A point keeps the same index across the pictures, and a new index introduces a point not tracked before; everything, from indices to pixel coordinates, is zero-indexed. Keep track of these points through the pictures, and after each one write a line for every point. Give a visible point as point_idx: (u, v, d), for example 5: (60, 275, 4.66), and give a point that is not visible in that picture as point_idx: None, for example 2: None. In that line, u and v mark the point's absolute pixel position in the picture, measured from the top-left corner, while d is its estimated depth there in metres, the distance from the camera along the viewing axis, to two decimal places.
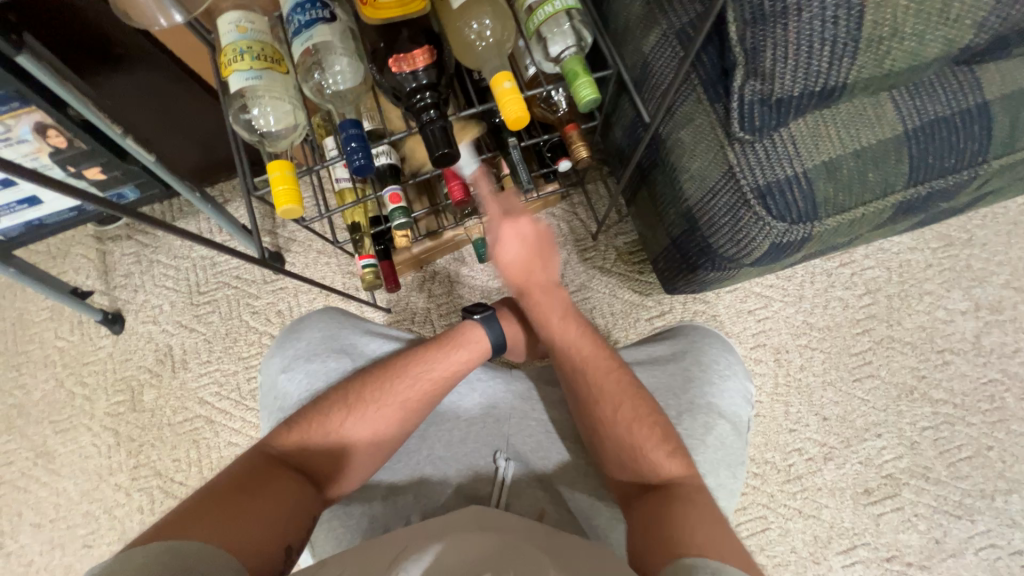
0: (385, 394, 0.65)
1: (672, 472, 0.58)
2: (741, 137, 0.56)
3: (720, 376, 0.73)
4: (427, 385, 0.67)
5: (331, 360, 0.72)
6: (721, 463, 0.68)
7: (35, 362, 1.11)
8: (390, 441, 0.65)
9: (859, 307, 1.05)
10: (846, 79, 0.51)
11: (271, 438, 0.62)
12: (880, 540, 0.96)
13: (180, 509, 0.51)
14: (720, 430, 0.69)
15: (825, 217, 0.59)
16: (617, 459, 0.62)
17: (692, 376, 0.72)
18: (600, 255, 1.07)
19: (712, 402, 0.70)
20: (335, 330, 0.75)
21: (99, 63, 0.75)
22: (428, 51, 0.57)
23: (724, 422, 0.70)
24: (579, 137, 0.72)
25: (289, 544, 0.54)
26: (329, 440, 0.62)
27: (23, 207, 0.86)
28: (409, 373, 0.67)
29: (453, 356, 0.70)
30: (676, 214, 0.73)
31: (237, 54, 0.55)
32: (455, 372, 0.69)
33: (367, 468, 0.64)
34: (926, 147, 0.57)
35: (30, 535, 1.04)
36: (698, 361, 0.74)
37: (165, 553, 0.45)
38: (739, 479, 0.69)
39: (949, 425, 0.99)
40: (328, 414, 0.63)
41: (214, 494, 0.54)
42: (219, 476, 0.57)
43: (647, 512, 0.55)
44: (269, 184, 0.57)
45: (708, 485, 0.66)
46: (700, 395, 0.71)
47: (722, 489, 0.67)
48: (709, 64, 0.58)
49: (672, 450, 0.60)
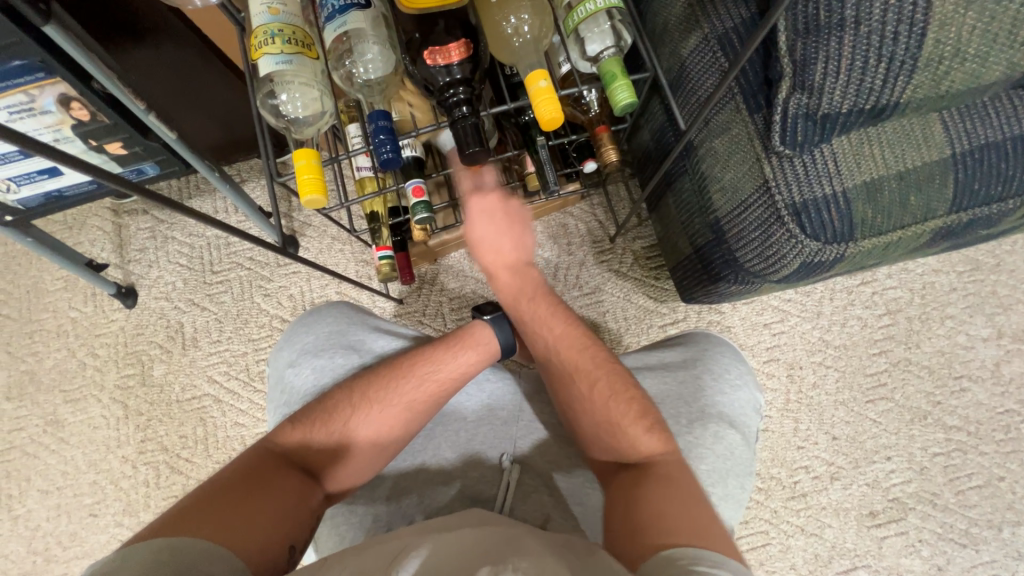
0: (392, 393, 0.65)
1: (653, 450, 0.57)
2: (781, 152, 0.54)
3: (731, 385, 0.72)
4: (433, 386, 0.66)
5: (338, 356, 0.72)
6: (728, 474, 0.67)
7: (48, 331, 1.11)
8: (394, 441, 0.64)
9: (878, 328, 1.03)
10: (899, 99, 0.49)
11: (277, 434, 0.62)
12: (881, 563, 0.95)
13: (182, 505, 0.52)
14: (729, 440, 0.68)
15: (860, 238, 0.57)
16: (597, 438, 0.61)
17: (703, 385, 0.71)
18: (616, 258, 1.06)
19: (722, 412, 0.69)
20: (343, 326, 0.74)
21: (125, 36, 0.74)
22: (465, 45, 0.55)
23: (734, 432, 0.69)
24: (610, 140, 0.70)
25: (291, 544, 0.54)
26: (333, 438, 0.62)
27: (43, 177, 0.86)
28: (415, 373, 0.66)
29: (461, 357, 0.69)
30: (702, 224, 0.71)
31: (268, 37, 0.53)
32: (462, 374, 0.68)
33: (370, 468, 0.64)
34: (973, 172, 0.55)
35: (38, 500, 1.06)
36: (709, 370, 0.72)
37: (166, 550, 0.45)
38: (746, 490, 0.68)
39: (960, 453, 0.98)
40: (333, 411, 0.63)
41: (216, 491, 0.54)
42: (223, 471, 0.57)
43: (628, 493, 0.54)
44: (294, 172, 0.56)
45: (715, 496, 0.66)
46: (711, 404, 0.70)
47: (729, 502, 0.66)
48: (752, 74, 0.56)
49: (651, 427, 0.58)
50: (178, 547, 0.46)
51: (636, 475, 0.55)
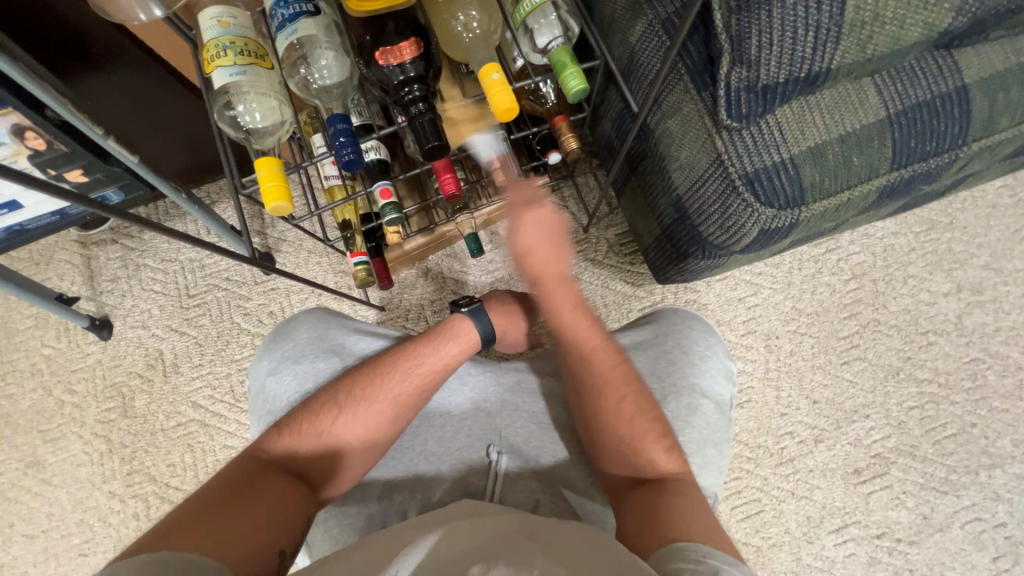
0: (376, 390, 0.65)
1: (669, 469, 0.59)
2: (729, 125, 0.57)
3: (702, 357, 0.73)
4: (417, 380, 0.67)
5: (319, 360, 0.72)
6: (705, 442, 0.69)
7: (22, 371, 1.08)
8: (383, 436, 0.65)
9: (846, 292, 1.06)
10: (830, 65, 0.51)
11: (262, 442, 0.61)
12: (870, 518, 0.98)
13: (169, 520, 0.51)
14: (704, 410, 0.70)
15: (812, 202, 0.60)
16: (614, 454, 0.62)
17: (674, 359, 0.73)
18: (591, 247, 1.08)
19: (695, 383, 0.71)
20: (323, 329, 0.74)
21: (77, 62, 0.73)
22: (416, 43, 0.57)
23: (707, 401, 0.71)
24: (568, 129, 0.72)
25: (282, 549, 0.54)
26: (320, 440, 0.62)
27: (2, 212, 0.83)
28: (398, 368, 0.67)
29: (442, 349, 0.70)
30: (666, 204, 0.73)
31: (220, 50, 0.54)
32: (445, 365, 0.69)
33: (361, 467, 0.64)
34: (908, 131, 0.58)
35: (23, 546, 1.03)
36: (679, 344, 0.74)
37: (157, 562, 0.45)
38: (725, 456, 0.70)
39: (934, 404, 1.02)
40: (318, 414, 0.63)
41: (202, 503, 0.53)
42: (211, 483, 0.57)
43: (646, 502, 0.56)
44: (257, 181, 0.56)
45: (695, 465, 0.68)
46: (683, 376, 0.71)
47: (710, 470, 0.69)
48: (696, 53, 0.58)
49: (669, 447, 0.60)
50: (165, 559, 0.46)
51: (653, 488, 0.57)
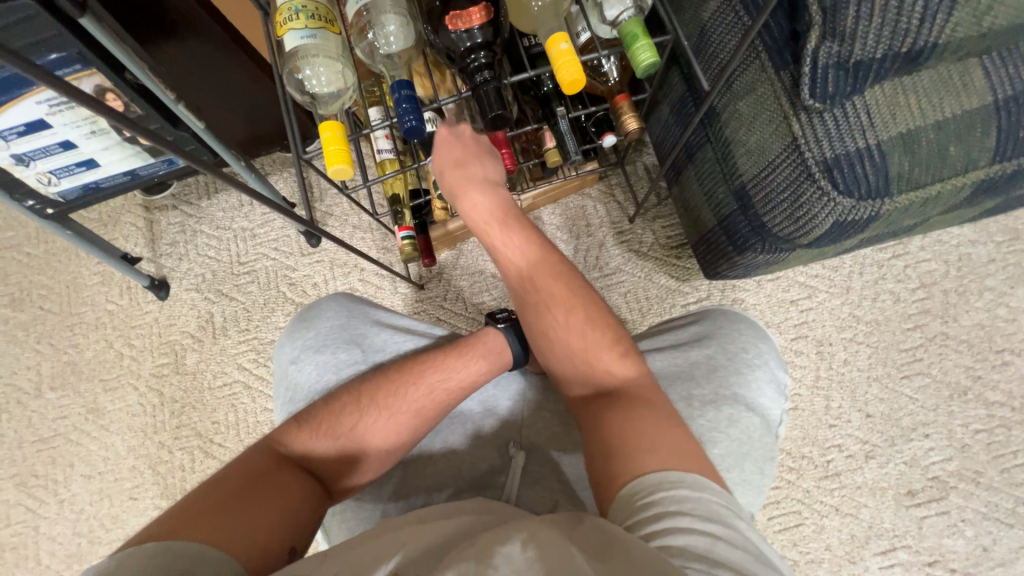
0: (400, 399, 0.64)
1: (627, 378, 0.57)
2: (811, 106, 0.53)
3: (748, 365, 0.69)
4: (441, 395, 0.66)
5: (341, 352, 0.72)
6: (745, 458, 0.64)
7: (87, 323, 1.16)
8: (403, 446, 0.64)
9: (912, 302, 0.99)
10: (937, 40, 0.47)
11: (281, 433, 0.61)
12: (921, 544, 0.92)
13: (183, 505, 0.51)
14: (746, 423, 0.66)
15: (897, 195, 0.55)
16: (574, 370, 0.61)
17: (716, 365, 0.69)
18: (636, 239, 1.05)
19: (738, 393, 0.67)
20: (346, 320, 0.75)
21: (156, 29, 0.76)
22: (485, 8, 0.55)
23: (752, 415, 0.66)
24: (630, 108, 0.69)
25: (294, 545, 0.54)
26: (339, 443, 0.62)
27: (81, 169, 0.86)
28: (424, 381, 0.66)
29: (470, 366, 0.68)
30: (727, 192, 0.70)
31: (293, 13, 0.55)
32: (470, 382, 0.68)
33: (375, 472, 0.64)
34: (1016, 119, 0.53)
35: (81, 485, 1.10)
36: (724, 349, 0.70)
37: (161, 554, 0.44)
38: (767, 475, 0.66)
39: (1004, 429, 0.94)
40: (339, 413, 0.63)
41: (217, 495, 0.53)
42: (226, 469, 0.57)
43: (602, 416, 0.54)
44: (321, 143, 0.56)
45: (732, 480, 0.64)
46: (725, 385, 0.68)
47: (748, 486, 0.64)
48: (777, 30, 0.54)
49: (625, 356, 0.59)
50: (178, 549, 0.46)
51: (612, 400, 0.55)
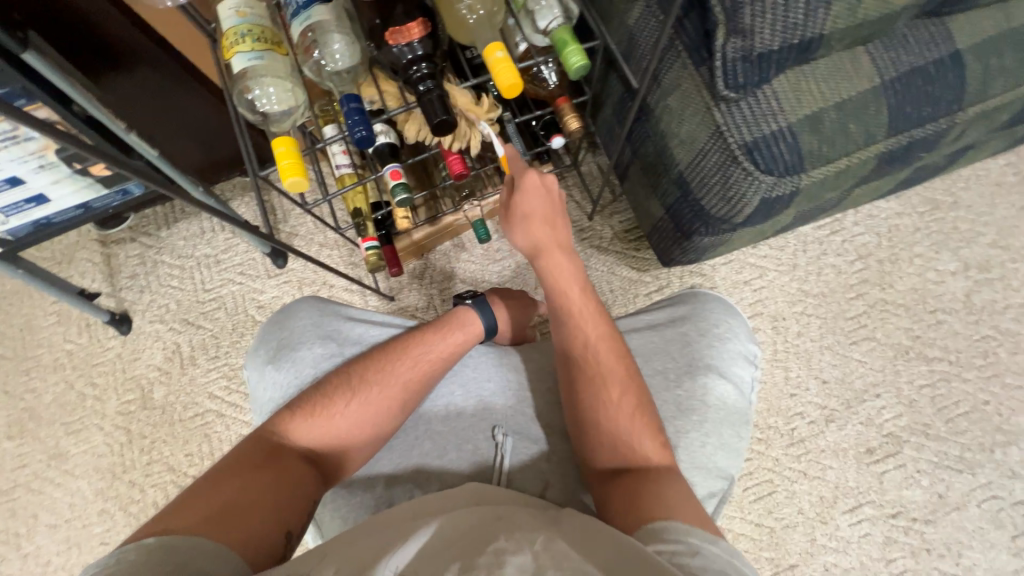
0: (388, 375, 0.66)
1: (661, 462, 0.57)
2: (727, 96, 0.58)
3: (721, 339, 0.73)
4: (427, 366, 0.69)
5: (316, 346, 0.73)
6: (723, 423, 0.69)
7: (45, 366, 1.12)
8: (394, 421, 0.66)
9: (852, 273, 1.07)
10: (822, 31, 0.53)
11: (271, 424, 0.62)
12: (884, 498, 0.98)
13: (176, 503, 0.51)
14: (720, 391, 0.70)
15: (811, 170, 0.62)
16: (607, 443, 0.59)
17: (690, 340, 0.73)
18: (597, 235, 1.10)
19: (712, 363, 0.71)
20: (318, 317, 0.76)
21: (103, 61, 0.77)
22: (423, 23, 0.59)
23: (726, 383, 0.71)
24: (571, 110, 0.74)
25: (289, 530, 0.54)
26: (331, 424, 0.62)
27: (30, 205, 0.85)
28: (409, 355, 0.69)
29: (450, 338, 0.72)
30: (669, 181, 0.75)
31: (238, 37, 0.57)
32: (453, 353, 0.71)
33: (369, 451, 0.65)
34: (902, 97, 0.60)
35: (46, 536, 1.05)
36: (697, 327, 0.74)
37: (158, 551, 0.45)
38: (744, 439, 0.70)
39: (945, 382, 1.01)
40: (330, 398, 0.64)
41: (212, 488, 0.53)
42: (218, 464, 0.57)
43: (628, 486, 0.54)
44: (274, 158, 0.59)
45: (712, 445, 0.68)
46: (699, 357, 0.72)
47: (727, 451, 0.68)
48: (692, 31, 0.60)
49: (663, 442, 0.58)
50: (172, 547, 0.46)
51: (641, 475, 0.55)
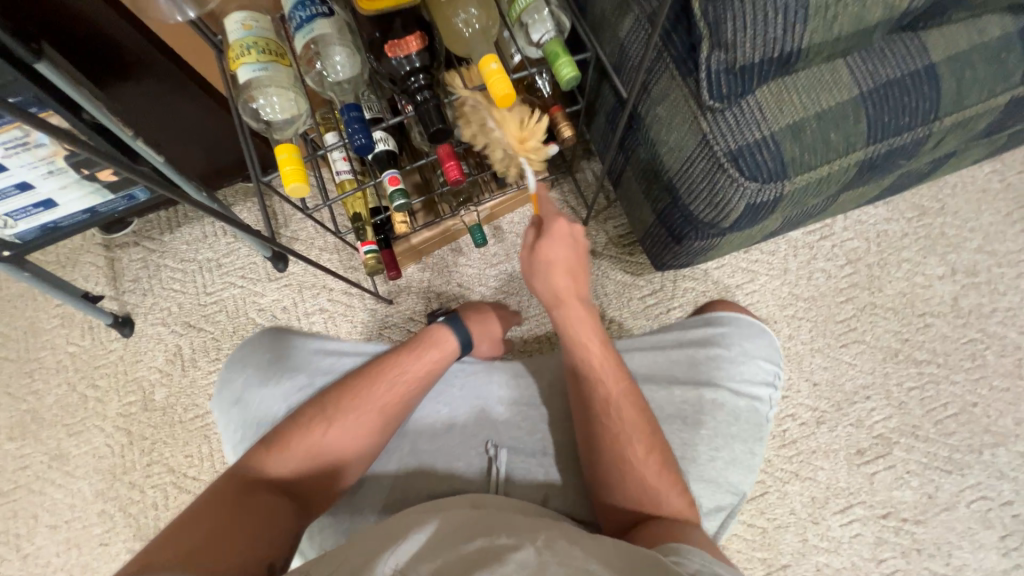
0: (362, 400, 0.67)
1: (678, 510, 0.57)
2: (713, 106, 0.61)
3: (732, 360, 0.74)
4: (402, 388, 0.70)
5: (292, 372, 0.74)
6: (733, 438, 0.70)
7: (48, 368, 1.13)
8: (373, 444, 0.67)
9: (842, 277, 1.09)
10: (801, 44, 0.56)
11: (246, 461, 0.62)
12: (874, 498, 0.99)
13: (151, 547, 0.52)
14: (731, 408, 0.71)
15: (795, 176, 0.64)
16: (627, 494, 0.59)
17: (698, 361, 0.74)
18: (591, 241, 1.12)
19: (721, 382, 0.72)
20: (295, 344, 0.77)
21: (112, 71, 0.80)
22: (420, 35, 0.62)
23: (738, 400, 0.72)
24: (564, 117, 0.75)
25: (272, 561, 0.55)
26: (308, 453, 0.63)
27: (39, 210, 0.87)
28: (382, 378, 0.69)
29: (424, 358, 0.73)
30: (659, 188, 0.78)
31: (244, 49, 0.59)
32: (428, 372, 0.72)
33: (348, 475, 0.66)
34: (881, 108, 0.62)
35: (46, 536, 1.06)
36: (703, 349, 0.75)
37: None
38: (756, 454, 0.71)
39: (934, 384, 1.03)
40: (304, 428, 0.64)
41: (188, 529, 0.53)
42: (193, 506, 0.57)
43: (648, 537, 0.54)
44: (277, 164, 0.61)
45: (723, 460, 0.69)
46: (708, 377, 0.73)
47: (738, 467, 0.70)
48: (679, 45, 0.62)
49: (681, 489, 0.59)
50: None
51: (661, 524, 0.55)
